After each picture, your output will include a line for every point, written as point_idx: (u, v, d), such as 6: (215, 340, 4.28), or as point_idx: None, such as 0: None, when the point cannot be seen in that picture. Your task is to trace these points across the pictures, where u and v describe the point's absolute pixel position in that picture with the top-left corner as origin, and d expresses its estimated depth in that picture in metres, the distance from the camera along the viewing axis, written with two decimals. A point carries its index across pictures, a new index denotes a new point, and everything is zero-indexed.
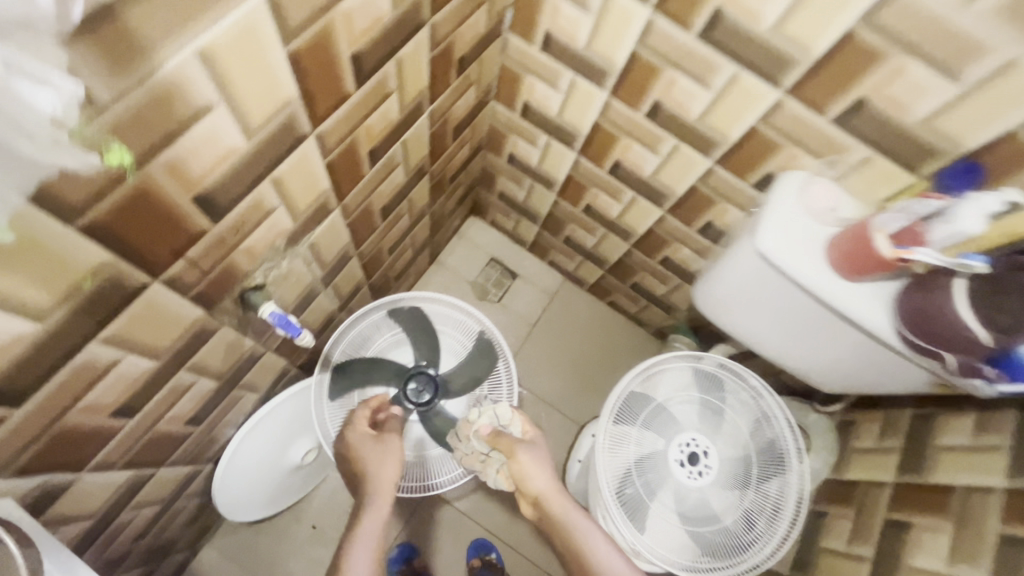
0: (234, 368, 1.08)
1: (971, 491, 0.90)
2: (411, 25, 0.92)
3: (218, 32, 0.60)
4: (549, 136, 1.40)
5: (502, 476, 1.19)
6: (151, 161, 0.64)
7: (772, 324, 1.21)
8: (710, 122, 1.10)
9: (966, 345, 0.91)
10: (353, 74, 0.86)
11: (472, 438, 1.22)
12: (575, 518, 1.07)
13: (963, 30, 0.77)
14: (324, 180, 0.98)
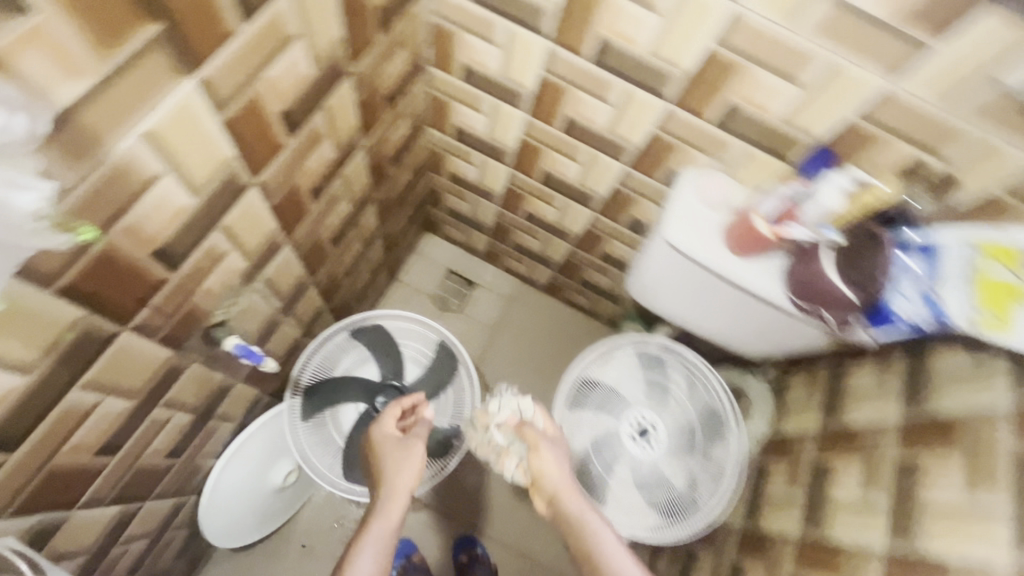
0: (204, 408, 0.82)
1: (876, 427, 0.88)
2: (368, 45, 0.73)
3: (158, 108, 0.46)
4: (480, 152, 1.13)
5: (520, 470, 1.01)
6: (114, 226, 0.49)
7: (695, 308, 0.95)
8: (615, 131, 0.89)
9: (845, 306, 0.74)
10: (286, 125, 0.64)
11: (498, 428, 1.04)
12: (587, 522, 0.86)
13: (926, 112, 0.63)
14: (273, 216, 0.71)
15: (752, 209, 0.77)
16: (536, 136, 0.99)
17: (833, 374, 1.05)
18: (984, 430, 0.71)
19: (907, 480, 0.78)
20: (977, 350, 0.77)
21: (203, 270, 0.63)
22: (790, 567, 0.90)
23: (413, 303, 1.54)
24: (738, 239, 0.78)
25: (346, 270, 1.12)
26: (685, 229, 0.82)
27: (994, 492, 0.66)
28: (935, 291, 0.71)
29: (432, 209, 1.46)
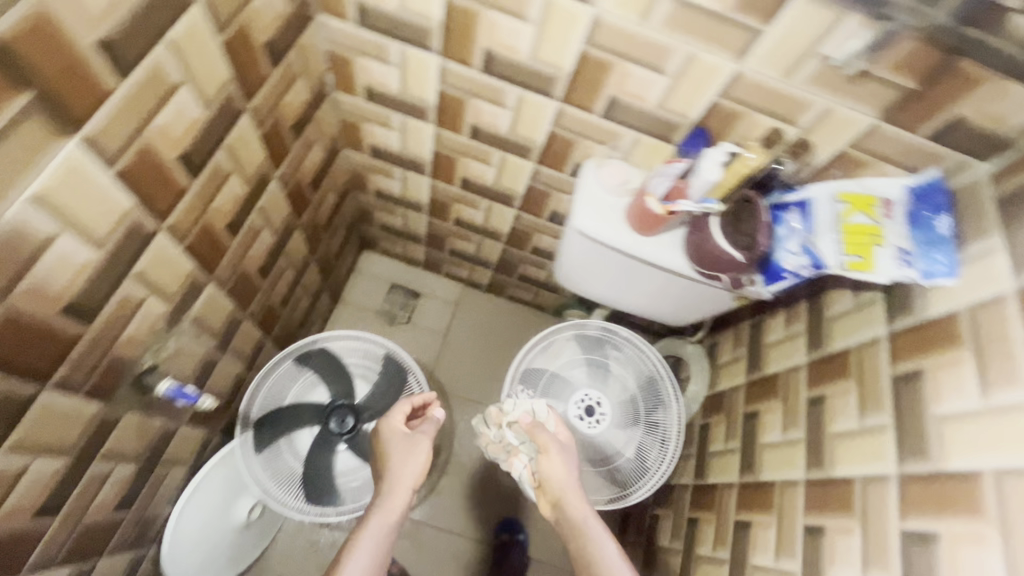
0: (148, 455, 0.82)
1: (790, 371, 0.97)
2: (263, 78, 0.75)
3: (44, 168, 0.48)
4: (399, 166, 1.17)
5: (528, 471, 1.03)
6: (15, 287, 0.50)
7: (618, 287, 1.02)
8: (518, 132, 0.95)
9: (738, 267, 0.81)
10: (188, 166, 0.66)
11: (509, 429, 1.05)
12: (589, 530, 0.89)
13: (774, 84, 0.71)
14: (190, 256, 0.73)
15: (647, 189, 0.84)
16: (448, 146, 1.04)
17: (752, 328, 1.14)
18: (869, 358, 0.80)
19: (817, 413, 0.86)
20: (856, 288, 0.87)
21: (122, 318, 0.64)
22: (734, 511, 0.98)
23: (361, 321, 1.55)
24: (639, 219, 0.85)
25: (283, 299, 1.13)
26: (594, 215, 0.88)
27: (881, 410, 0.75)
28: (812, 242, 0.79)
29: (365, 226, 1.48)
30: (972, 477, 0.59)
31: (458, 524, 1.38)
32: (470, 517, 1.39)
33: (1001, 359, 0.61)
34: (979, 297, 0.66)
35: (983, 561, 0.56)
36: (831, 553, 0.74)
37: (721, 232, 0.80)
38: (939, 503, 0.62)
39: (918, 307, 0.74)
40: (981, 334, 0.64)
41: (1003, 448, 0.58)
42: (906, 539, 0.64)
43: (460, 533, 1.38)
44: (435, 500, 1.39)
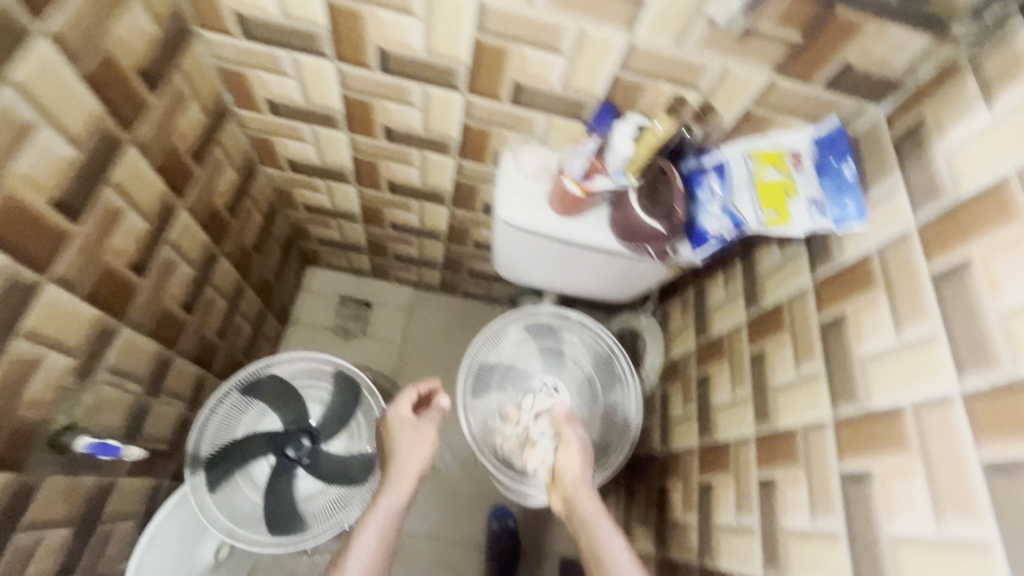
0: (84, 515, 0.78)
1: (733, 330, 0.98)
2: (144, 106, 0.71)
3: None
4: (322, 178, 1.13)
5: (544, 466, 1.03)
6: None
7: (556, 269, 1.02)
8: (432, 128, 0.92)
9: (660, 238, 0.80)
10: (64, 211, 0.62)
11: (534, 422, 1.07)
12: (599, 528, 0.87)
13: (669, 52, 0.71)
14: (89, 303, 0.69)
15: (564, 171, 0.82)
16: (366, 151, 1.01)
17: (696, 293, 1.15)
18: (798, 309, 0.81)
19: (759, 368, 0.88)
20: (782, 243, 0.88)
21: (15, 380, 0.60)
22: (697, 473, 1.00)
23: (315, 338, 1.52)
24: (561, 201, 0.84)
25: (218, 330, 1.09)
26: (518, 204, 0.87)
27: (813, 357, 0.76)
28: (731, 203, 0.80)
29: (303, 242, 1.44)
30: (893, 412, 0.61)
31: (448, 521, 1.39)
32: (461, 512, 1.40)
33: (910, 294, 0.62)
34: (885, 237, 0.68)
35: (910, 491, 0.57)
36: (783, 504, 0.75)
37: (640, 204, 0.79)
38: (869, 442, 0.63)
39: (836, 255, 0.76)
40: (890, 273, 0.66)
41: (919, 380, 0.59)
42: (844, 479, 0.65)
43: (450, 529, 1.38)
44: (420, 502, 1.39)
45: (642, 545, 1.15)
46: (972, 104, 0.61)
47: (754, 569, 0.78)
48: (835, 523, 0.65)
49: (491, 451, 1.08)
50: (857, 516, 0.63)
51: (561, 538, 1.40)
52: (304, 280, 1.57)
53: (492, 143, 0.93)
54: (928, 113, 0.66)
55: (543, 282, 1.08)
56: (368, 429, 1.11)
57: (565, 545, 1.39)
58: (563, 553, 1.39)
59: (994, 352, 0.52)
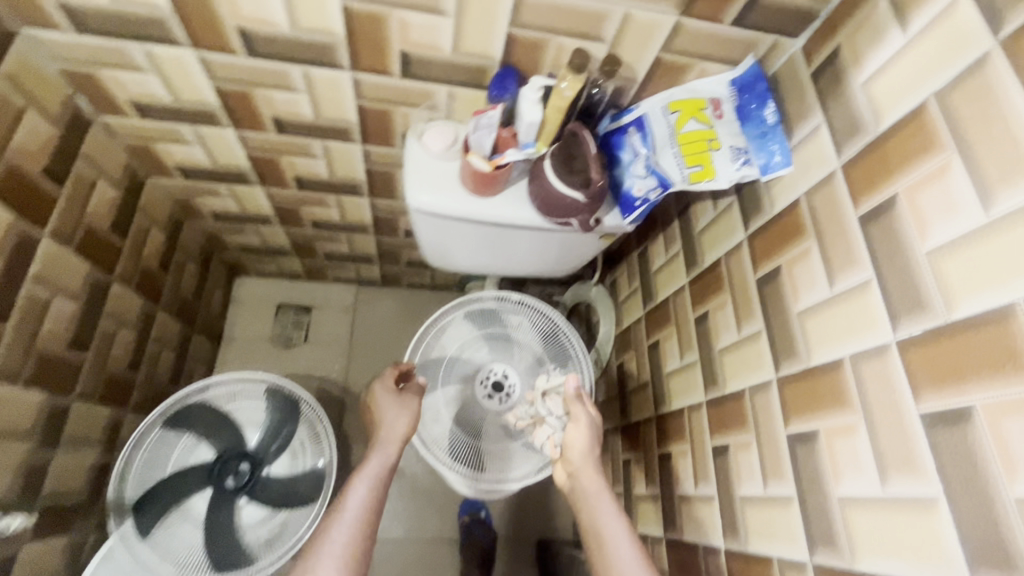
0: None
1: (676, 294, 0.94)
2: None
3: None
4: (222, 182, 1.02)
5: (552, 445, 0.92)
6: None
7: (486, 253, 0.96)
8: (326, 114, 0.83)
9: (580, 209, 0.74)
10: None
11: (543, 401, 0.96)
12: (600, 504, 0.80)
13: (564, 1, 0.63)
14: None
15: (470, 148, 0.75)
16: (260, 147, 0.91)
17: (639, 258, 1.10)
18: (735, 266, 0.77)
19: (703, 331, 0.84)
20: (714, 197, 0.83)
21: None
22: (656, 444, 0.97)
23: (255, 352, 1.42)
24: (473, 182, 0.76)
25: (128, 363, 1.01)
26: (429, 188, 0.79)
27: (752, 316, 0.72)
28: (655, 161, 0.74)
29: (223, 253, 1.33)
30: (832, 367, 0.57)
31: (418, 522, 1.35)
32: (433, 512, 1.36)
33: (840, 242, 0.58)
34: (808, 183, 0.64)
35: (855, 450, 0.53)
36: (737, 472, 0.72)
37: (556, 173, 0.72)
38: (812, 402, 0.60)
39: (766, 205, 0.71)
40: (819, 219, 0.61)
41: (855, 333, 0.55)
42: (791, 442, 0.62)
43: (420, 529, 1.34)
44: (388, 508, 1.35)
45: None
46: (888, 28, 0.56)
47: (715, 539, 0.75)
48: (785, 488, 0.63)
49: (490, 444, 1.00)
50: (806, 478, 0.59)
51: (537, 520, 1.37)
52: (235, 292, 1.46)
53: (396, 123, 0.84)
54: (843, 41, 0.61)
55: (478, 265, 1.02)
56: (312, 445, 1.03)
57: (542, 527, 1.37)
58: (541, 535, 1.36)
59: (926, 297, 0.48)
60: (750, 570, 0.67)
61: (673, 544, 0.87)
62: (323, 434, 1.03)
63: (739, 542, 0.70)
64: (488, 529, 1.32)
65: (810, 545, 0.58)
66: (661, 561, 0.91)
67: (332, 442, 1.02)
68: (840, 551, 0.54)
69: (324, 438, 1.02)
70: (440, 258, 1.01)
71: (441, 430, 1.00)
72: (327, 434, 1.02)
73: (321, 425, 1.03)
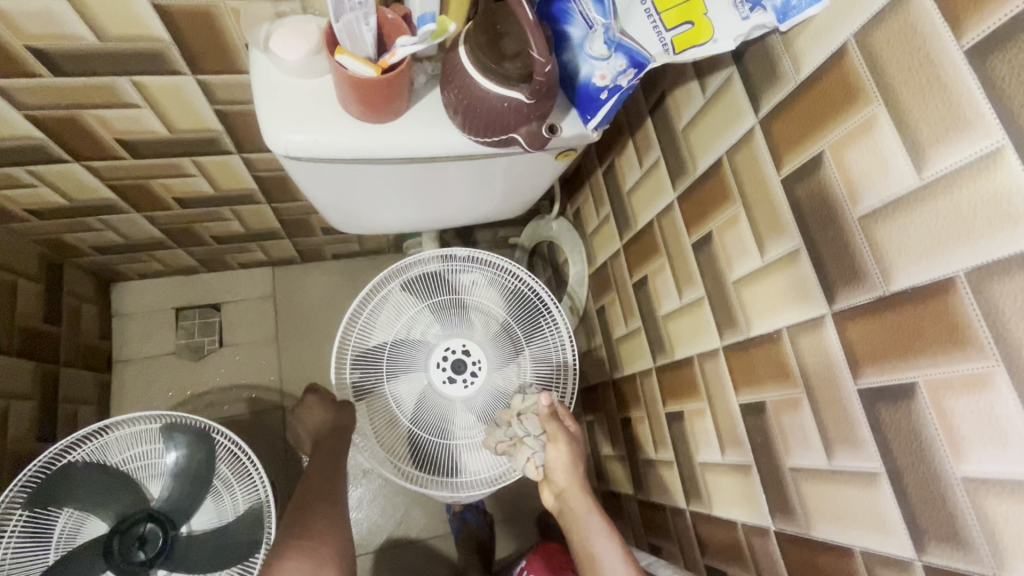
0: None
1: (661, 217, 0.72)
2: None
3: None
4: (13, 163, 0.71)
5: (533, 466, 0.72)
6: None
7: (411, 203, 0.71)
8: (116, 33, 0.54)
9: (525, 117, 0.50)
10: None
11: (517, 421, 0.72)
12: (589, 524, 0.69)
13: None
14: None
15: (337, 43, 0.48)
16: (40, 103, 0.61)
17: (606, 177, 0.88)
18: (746, 166, 0.55)
19: (707, 260, 0.63)
20: (706, 73, 0.60)
21: None
22: (661, 402, 0.79)
23: (160, 372, 1.15)
24: (355, 99, 0.50)
25: None
26: (298, 119, 0.52)
27: (781, 233, 0.52)
28: (619, 31, 0.50)
29: (80, 259, 1.02)
30: (936, 293, 0.38)
31: (401, 523, 1.17)
32: (415, 507, 1.18)
33: (935, 99, 0.37)
34: (863, 18, 0.42)
35: (987, 413, 0.36)
36: (781, 436, 0.55)
37: (479, 68, 0.48)
38: (904, 343, 0.41)
39: (789, 70, 0.49)
40: (888, 72, 0.40)
41: (973, 237, 0.36)
42: (869, 400, 0.44)
43: (405, 530, 1.17)
44: (362, 516, 1.16)
45: (618, 486, 0.97)
46: None
47: (760, 517, 0.59)
48: (866, 461, 0.45)
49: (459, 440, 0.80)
50: (900, 449, 0.42)
51: (533, 490, 1.23)
52: (115, 302, 1.16)
53: (230, 32, 0.56)
54: None
55: (403, 220, 0.77)
56: (240, 482, 0.80)
57: (539, 498, 1.22)
58: (539, 506, 1.22)
59: None
60: (815, 560, 0.52)
61: (699, 520, 0.71)
62: (250, 465, 0.80)
63: (794, 524, 0.54)
64: (480, 514, 1.16)
65: (916, 537, 0.42)
66: (685, 538, 0.76)
67: (263, 476, 0.80)
68: (974, 553, 0.38)
69: (252, 470, 0.80)
70: (350, 220, 0.75)
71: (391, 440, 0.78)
72: (254, 464, 0.80)
73: (245, 455, 0.80)
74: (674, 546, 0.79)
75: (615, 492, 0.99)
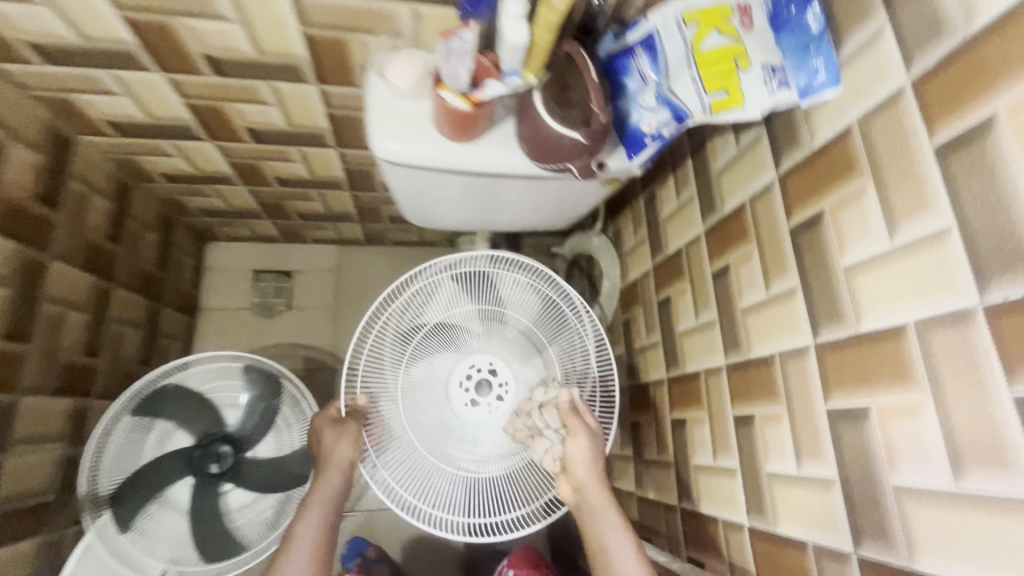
0: None
1: (689, 246, 0.82)
2: None
3: None
4: (164, 136, 0.88)
5: (551, 458, 0.79)
6: None
7: (473, 207, 0.83)
8: (269, 49, 0.69)
9: (580, 152, 0.62)
10: None
11: (539, 412, 0.80)
12: (605, 518, 0.75)
13: None
14: None
15: (441, 80, 0.61)
16: (199, 94, 0.77)
17: (646, 204, 0.98)
18: (763, 212, 0.65)
19: (723, 288, 0.73)
20: (739, 129, 0.70)
21: None
22: (669, 409, 0.89)
23: (235, 322, 1.33)
24: (448, 124, 0.63)
25: (87, 347, 0.92)
26: (399, 133, 0.66)
27: (785, 273, 0.61)
28: (668, 89, 0.62)
29: (185, 218, 1.20)
30: (891, 337, 0.47)
31: None
32: None
33: (908, 180, 0.46)
34: (867, 106, 0.51)
35: (915, 434, 0.45)
36: (764, 446, 0.64)
37: (548, 109, 0.60)
38: (860, 376, 0.50)
39: (806, 139, 0.58)
40: (878, 156, 0.49)
41: (924, 295, 0.45)
42: (834, 418, 0.53)
43: None
44: None
45: (622, 484, 1.07)
46: None
47: (738, 515, 0.68)
48: (826, 471, 0.54)
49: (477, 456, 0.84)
50: (852, 462, 0.51)
51: None
52: (205, 259, 1.35)
53: (355, 56, 0.70)
54: None
55: (466, 223, 0.91)
56: (298, 423, 0.95)
57: None
58: None
59: None
60: (778, 553, 0.61)
61: (687, 515, 0.81)
62: (308, 410, 0.95)
63: (765, 520, 0.63)
64: None
65: (855, 534, 0.51)
66: (675, 533, 0.84)
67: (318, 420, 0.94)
68: (893, 547, 0.47)
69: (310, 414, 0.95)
70: (420, 214, 0.88)
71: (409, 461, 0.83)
72: (312, 410, 0.94)
73: (305, 400, 0.95)
74: (663, 539, 0.88)
75: (618, 488, 1.09)
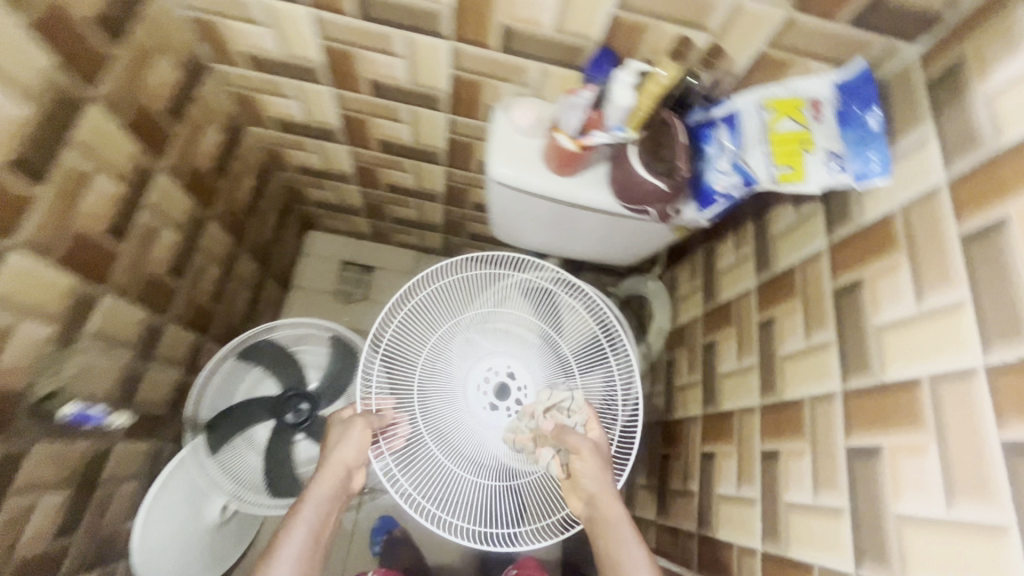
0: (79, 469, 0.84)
1: (740, 296, 0.92)
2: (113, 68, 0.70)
3: None
4: (312, 137, 1.08)
5: (556, 463, 0.82)
6: None
7: (555, 231, 0.97)
8: (421, 82, 0.86)
9: (660, 198, 0.75)
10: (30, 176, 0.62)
11: (545, 416, 0.84)
12: (621, 532, 0.75)
13: None
14: (62, 271, 0.71)
15: (557, 126, 0.76)
16: (354, 108, 0.96)
17: (705, 256, 1.09)
18: (812, 273, 0.75)
19: (767, 336, 0.82)
20: (800, 201, 0.81)
21: None
22: (700, 442, 0.96)
23: (319, 302, 1.50)
24: (556, 160, 0.78)
25: (213, 295, 1.10)
26: (513, 161, 0.81)
27: (824, 325, 0.70)
28: (741, 158, 0.74)
29: (301, 206, 1.40)
30: (908, 387, 0.56)
31: None
32: None
33: (936, 258, 0.56)
34: (911, 195, 0.61)
35: (920, 469, 0.53)
36: (785, 477, 0.72)
37: (641, 159, 0.74)
38: (879, 418, 0.59)
39: (857, 216, 0.69)
40: (915, 237, 0.59)
41: (939, 354, 0.54)
42: (851, 454, 0.62)
43: None
44: None
45: (644, 511, 1.13)
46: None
47: (752, 541, 0.75)
48: (838, 500, 0.62)
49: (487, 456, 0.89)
50: (862, 492, 0.59)
51: None
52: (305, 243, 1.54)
53: (487, 96, 0.87)
54: (969, 51, 0.58)
55: (543, 245, 1.04)
56: None
57: None
58: None
59: None
60: (785, 572, 0.68)
61: (704, 540, 0.87)
62: None
63: (777, 543, 0.70)
64: None
65: (857, 556, 0.58)
66: (689, 557, 0.91)
67: None
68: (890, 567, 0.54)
69: None
70: (503, 224, 1.00)
71: (426, 465, 0.87)
72: None
73: None
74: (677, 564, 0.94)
75: (638, 515, 1.15)
